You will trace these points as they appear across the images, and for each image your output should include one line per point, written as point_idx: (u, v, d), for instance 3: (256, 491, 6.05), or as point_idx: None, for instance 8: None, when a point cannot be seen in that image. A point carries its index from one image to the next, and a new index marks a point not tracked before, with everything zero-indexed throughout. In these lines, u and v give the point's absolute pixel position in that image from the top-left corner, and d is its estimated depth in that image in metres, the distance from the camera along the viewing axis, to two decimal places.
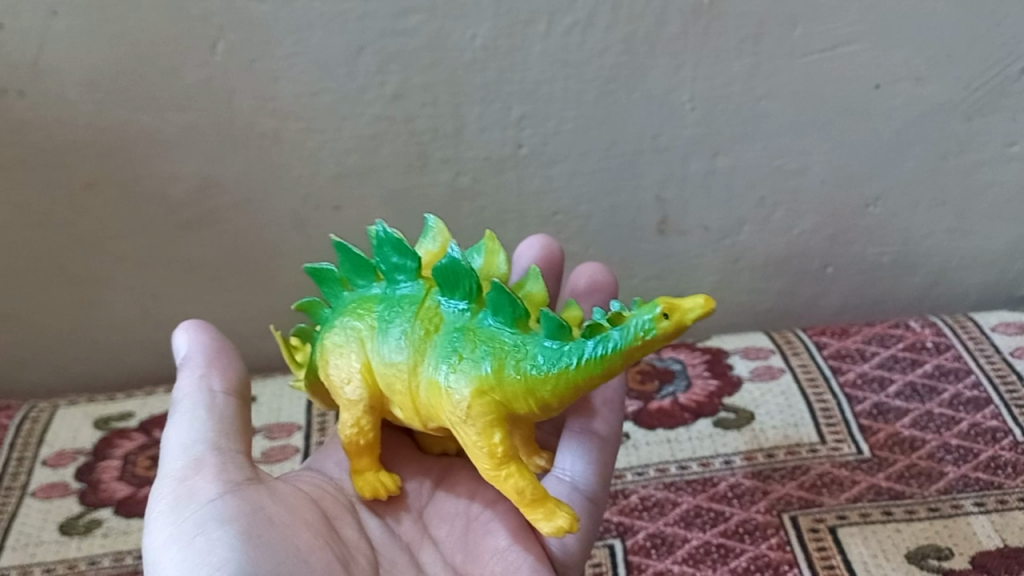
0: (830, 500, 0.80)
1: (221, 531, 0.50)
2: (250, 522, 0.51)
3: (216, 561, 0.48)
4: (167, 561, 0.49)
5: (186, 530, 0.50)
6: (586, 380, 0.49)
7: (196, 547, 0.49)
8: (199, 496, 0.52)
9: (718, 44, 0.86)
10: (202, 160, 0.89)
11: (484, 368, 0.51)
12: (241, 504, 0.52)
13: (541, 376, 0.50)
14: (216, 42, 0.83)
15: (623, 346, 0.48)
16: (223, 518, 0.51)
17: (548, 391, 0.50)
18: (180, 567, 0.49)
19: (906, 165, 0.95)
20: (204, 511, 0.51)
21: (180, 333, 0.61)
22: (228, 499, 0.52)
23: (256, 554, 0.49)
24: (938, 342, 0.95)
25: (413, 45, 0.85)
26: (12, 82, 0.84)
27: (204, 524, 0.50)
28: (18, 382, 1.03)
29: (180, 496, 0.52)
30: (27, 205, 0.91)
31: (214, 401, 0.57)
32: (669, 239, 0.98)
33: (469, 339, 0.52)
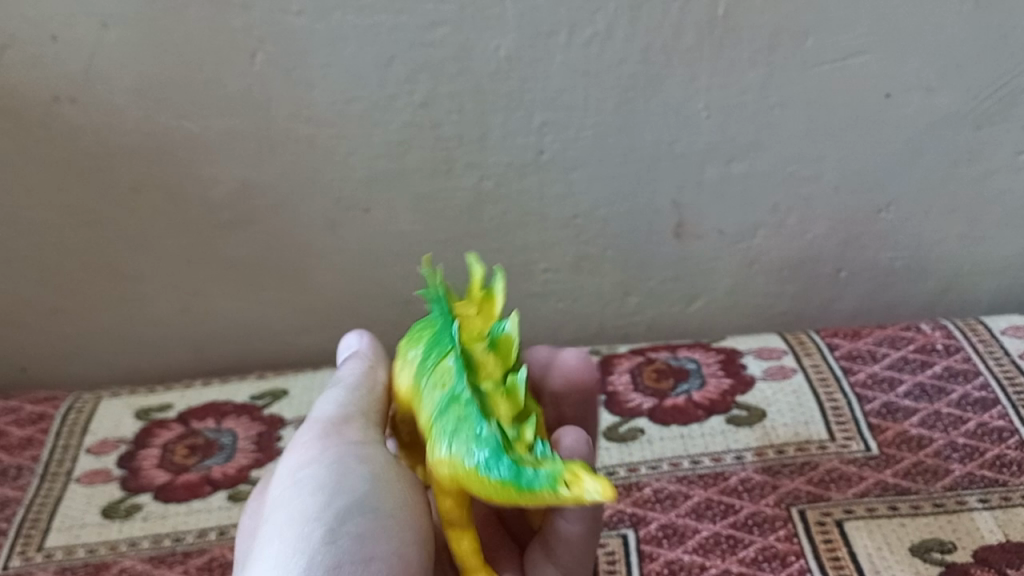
0: (837, 494, 0.82)
1: (357, 464, 0.59)
2: (383, 462, 0.60)
3: (346, 486, 0.57)
4: (309, 475, 0.59)
5: (329, 458, 0.59)
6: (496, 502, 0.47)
7: (335, 471, 0.58)
8: (348, 435, 0.61)
9: (733, 55, 0.89)
10: (241, 165, 0.94)
11: (438, 447, 0.50)
12: (381, 453, 0.61)
13: (468, 477, 0.48)
14: (255, 52, 0.88)
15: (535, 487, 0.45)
16: (363, 457, 0.60)
17: (474, 491, 0.48)
18: (316, 483, 0.58)
19: (918, 172, 0.97)
20: (347, 447, 0.60)
21: (350, 336, 0.71)
22: (367, 443, 0.61)
23: (381, 487, 0.58)
24: (948, 344, 0.98)
25: (440, 56, 0.89)
26: (64, 90, 0.89)
27: (344, 457, 0.59)
28: (64, 374, 1.08)
29: (333, 432, 0.62)
30: (76, 207, 0.97)
31: (369, 382, 0.66)
32: (686, 243, 1.01)
33: (449, 410, 0.51)
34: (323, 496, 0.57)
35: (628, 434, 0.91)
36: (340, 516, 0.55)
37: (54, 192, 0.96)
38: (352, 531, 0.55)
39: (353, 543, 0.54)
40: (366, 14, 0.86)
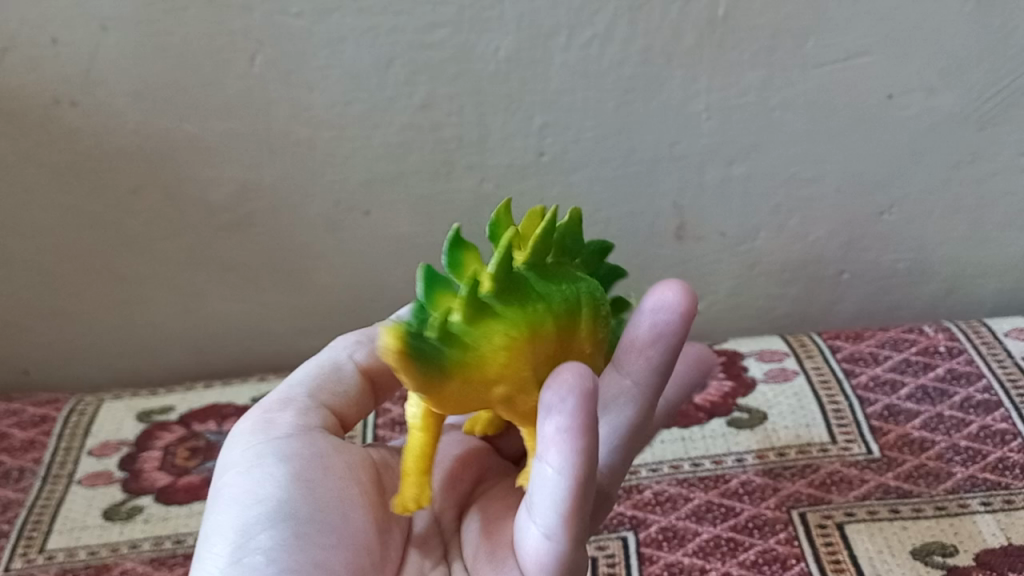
0: (838, 497, 0.82)
1: (274, 465, 0.55)
2: (305, 462, 0.56)
3: (260, 493, 0.54)
4: (228, 484, 0.56)
5: (250, 458, 0.57)
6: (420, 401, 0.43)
7: (251, 473, 0.55)
8: (274, 432, 0.58)
9: (732, 56, 0.89)
10: (241, 167, 0.94)
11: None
12: (303, 449, 0.57)
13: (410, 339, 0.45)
14: (254, 54, 0.88)
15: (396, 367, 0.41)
16: (283, 455, 0.56)
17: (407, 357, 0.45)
18: (233, 493, 0.55)
19: (920, 174, 0.97)
20: (269, 447, 0.57)
21: None
22: (291, 440, 0.57)
23: (295, 490, 0.54)
24: (951, 346, 0.97)
25: (439, 58, 0.89)
26: (65, 92, 0.90)
27: (262, 457, 0.56)
28: (67, 376, 1.08)
29: (259, 431, 0.59)
30: (77, 210, 0.97)
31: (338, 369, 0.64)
32: (687, 244, 1.01)
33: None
34: (238, 507, 0.53)
35: None
36: (252, 528, 0.52)
37: (55, 194, 0.96)
38: (264, 542, 0.51)
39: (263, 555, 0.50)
40: (365, 16, 0.86)
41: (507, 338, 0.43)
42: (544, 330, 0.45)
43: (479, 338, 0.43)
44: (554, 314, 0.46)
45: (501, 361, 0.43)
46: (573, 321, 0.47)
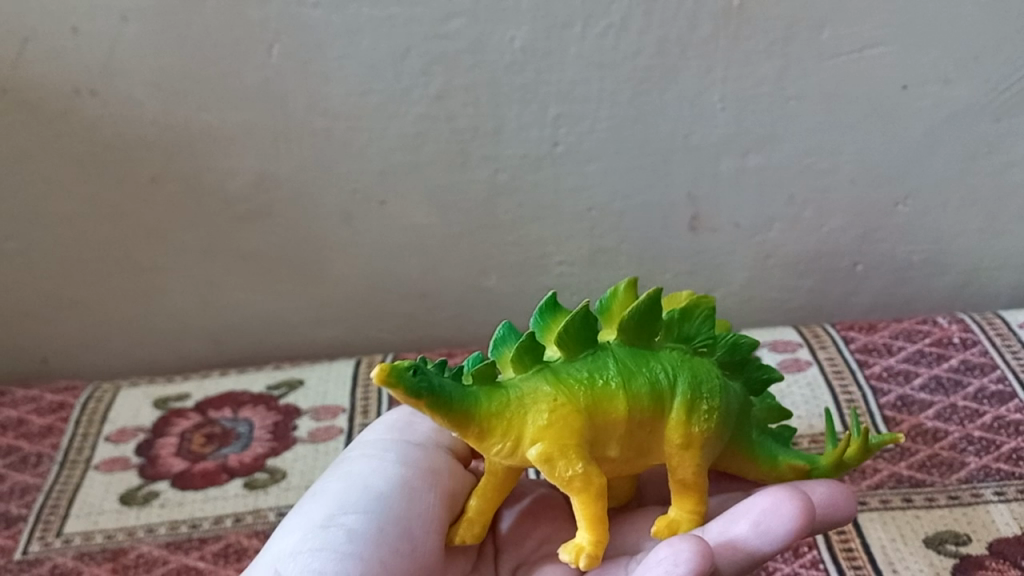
0: (851, 487, 0.82)
1: (393, 460, 0.62)
2: (420, 465, 0.61)
3: (368, 483, 0.59)
4: (348, 467, 0.62)
5: (380, 445, 0.64)
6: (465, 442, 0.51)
7: (373, 458, 0.62)
8: (402, 439, 0.64)
9: (747, 47, 0.90)
10: (259, 157, 0.95)
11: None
12: (419, 459, 0.62)
13: None
14: (272, 44, 0.89)
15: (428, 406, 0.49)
16: (406, 458, 0.62)
17: None
18: (347, 475, 0.61)
19: (935, 165, 0.97)
20: (393, 450, 0.63)
21: None
22: (417, 444, 0.64)
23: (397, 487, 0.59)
24: (964, 337, 0.97)
25: (455, 48, 0.89)
26: (84, 81, 0.91)
27: (388, 449, 0.63)
28: (84, 364, 1.10)
29: (391, 435, 0.65)
30: (96, 198, 0.98)
31: None
32: (700, 236, 1.01)
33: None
34: (346, 485, 0.59)
35: None
36: (347, 505, 0.57)
37: (75, 183, 0.97)
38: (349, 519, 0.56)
39: (344, 532, 0.55)
40: (381, 6, 0.87)
41: (552, 402, 0.50)
42: (606, 405, 0.51)
43: (529, 391, 0.51)
44: (627, 388, 0.52)
45: (540, 422, 0.50)
46: (652, 401, 0.52)
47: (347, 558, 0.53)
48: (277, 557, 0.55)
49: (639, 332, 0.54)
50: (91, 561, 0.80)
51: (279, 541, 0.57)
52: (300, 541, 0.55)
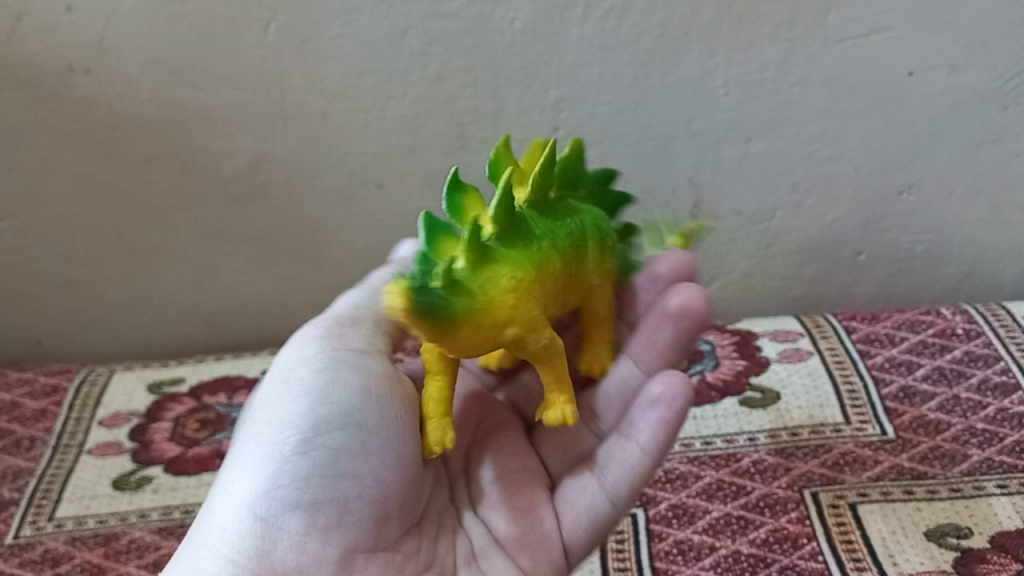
0: (851, 477, 0.80)
1: (351, 364, 0.58)
2: (377, 370, 0.59)
3: (332, 390, 0.56)
4: (298, 370, 0.58)
5: (327, 347, 0.60)
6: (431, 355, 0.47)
7: (324, 358, 0.59)
8: (347, 339, 0.60)
9: (753, 30, 0.88)
10: (255, 138, 0.94)
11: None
12: (374, 363, 0.59)
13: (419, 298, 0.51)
14: (269, 23, 0.88)
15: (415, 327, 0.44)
16: (360, 358, 0.59)
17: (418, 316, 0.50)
18: (302, 381, 0.57)
19: (942, 153, 0.95)
20: (345, 351, 0.59)
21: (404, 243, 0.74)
22: (365, 348, 0.60)
23: (367, 392, 0.56)
24: (968, 328, 0.96)
25: (455, 28, 0.88)
26: (79, 60, 0.89)
27: (341, 351, 0.59)
28: (80, 347, 1.09)
29: (334, 334, 0.61)
30: (91, 177, 0.97)
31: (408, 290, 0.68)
32: (702, 223, 1.00)
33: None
34: (308, 398, 0.56)
35: None
36: (319, 424, 0.55)
37: (69, 162, 0.96)
38: (329, 446, 0.54)
39: (330, 455, 0.54)
40: None
41: (514, 279, 0.48)
42: (550, 265, 0.51)
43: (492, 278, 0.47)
44: (557, 241, 0.53)
45: (507, 303, 0.47)
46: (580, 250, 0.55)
47: (344, 483, 0.54)
48: (256, 493, 0.55)
49: (542, 185, 0.55)
50: (82, 546, 0.79)
51: (250, 470, 0.56)
52: (287, 470, 0.54)
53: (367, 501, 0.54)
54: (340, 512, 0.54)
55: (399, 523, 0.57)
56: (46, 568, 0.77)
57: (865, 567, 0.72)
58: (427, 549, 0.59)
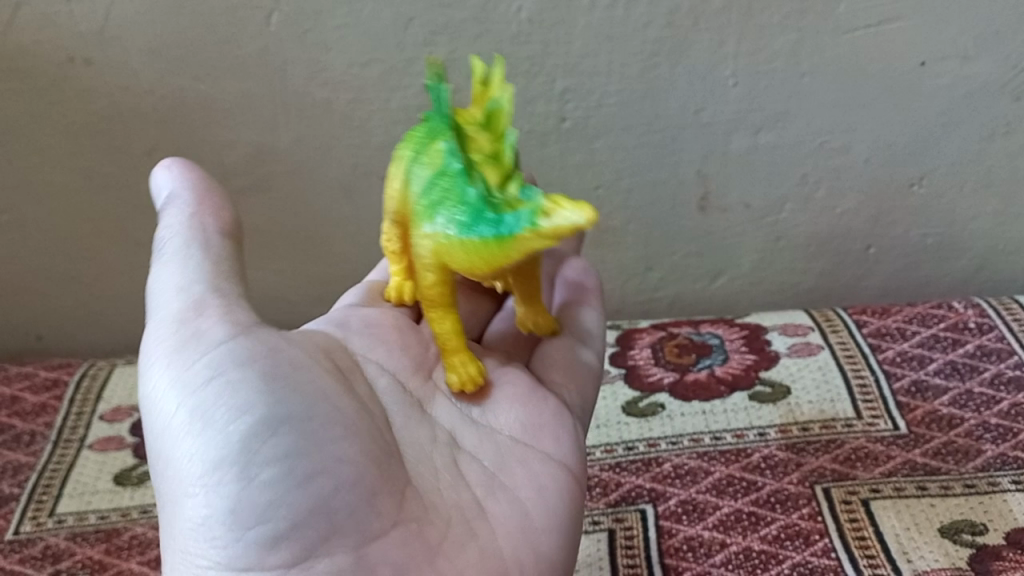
0: (863, 473, 0.79)
1: (238, 368, 0.50)
2: (269, 357, 0.51)
3: (234, 406, 0.48)
4: (180, 404, 0.49)
5: (194, 368, 0.50)
6: (485, 266, 0.50)
7: (200, 375, 0.49)
8: (204, 339, 0.51)
9: (762, 19, 0.87)
10: (257, 128, 0.93)
11: (421, 224, 0.53)
12: (266, 352, 0.51)
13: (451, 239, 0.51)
14: (271, 12, 0.86)
15: (518, 232, 0.48)
16: (237, 357, 0.50)
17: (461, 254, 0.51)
18: (196, 415, 0.48)
19: (954, 144, 0.94)
20: (214, 353, 0.50)
21: (162, 171, 0.60)
22: (237, 335, 0.51)
23: (280, 386, 0.49)
24: (981, 322, 0.95)
25: (460, 17, 0.87)
26: (79, 50, 0.88)
27: (216, 362, 0.50)
28: (81, 341, 1.08)
29: (187, 338, 0.51)
30: (91, 170, 0.96)
31: (211, 241, 0.56)
32: (710, 215, 0.99)
33: (437, 183, 0.53)
34: (216, 427, 0.48)
35: (647, 409, 0.88)
36: (248, 447, 0.47)
37: (69, 154, 0.95)
38: (272, 459, 0.47)
39: (279, 469, 0.47)
40: None
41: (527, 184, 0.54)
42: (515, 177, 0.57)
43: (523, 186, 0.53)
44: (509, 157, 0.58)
45: None
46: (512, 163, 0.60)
47: (315, 484, 0.47)
48: (225, 555, 0.46)
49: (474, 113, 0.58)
50: (83, 542, 0.78)
51: (199, 535, 0.47)
52: (249, 511, 0.46)
53: (347, 489, 0.47)
54: (329, 517, 0.47)
55: (393, 489, 0.50)
56: (47, 564, 0.76)
57: (878, 564, 0.70)
58: (433, 501, 0.52)
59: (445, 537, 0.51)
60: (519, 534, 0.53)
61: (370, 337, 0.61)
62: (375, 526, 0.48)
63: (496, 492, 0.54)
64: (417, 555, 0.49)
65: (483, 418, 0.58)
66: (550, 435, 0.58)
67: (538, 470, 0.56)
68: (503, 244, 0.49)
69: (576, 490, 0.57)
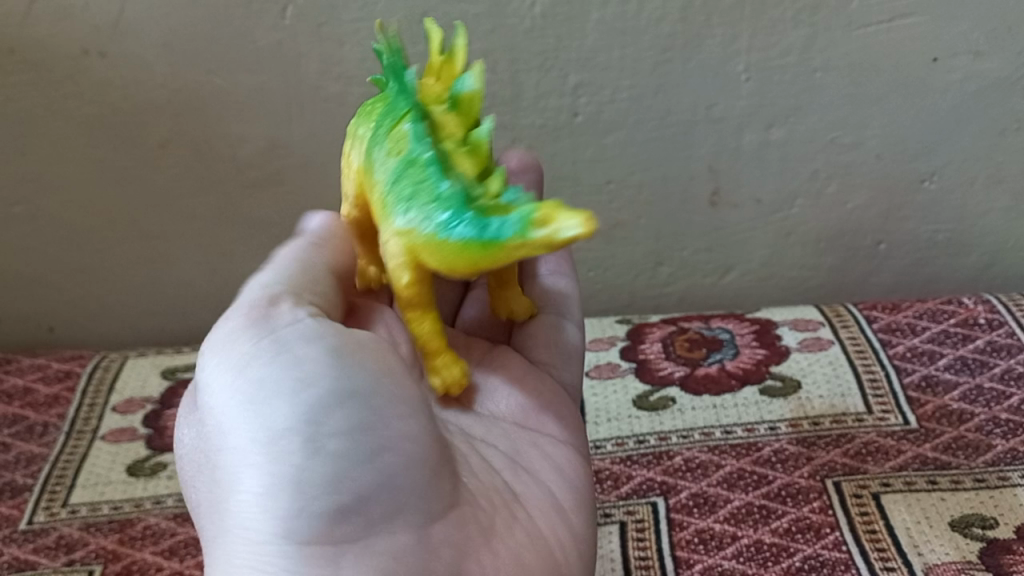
0: (874, 467, 0.79)
1: (311, 343, 0.47)
2: (342, 332, 0.48)
3: (305, 382, 0.46)
4: (246, 381, 0.46)
5: (268, 343, 0.47)
6: (467, 268, 0.44)
7: (270, 348, 0.47)
8: (277, 315, 0.48)
9: (775, 14, 0.87)
10: (270, 122, 0.93)
11: (393, 219, 0.47)
12: (340, 326, 0.49)
13: (431, 239, 0.45)
14: (286, 6, 0.87)
15: (506, 241, 0.42)
16: (313, 332, 0.48)
17: (438, 258, 0.45)
18: (260, 387, 0.46)
19: (965, 141, 0.94)
20: (287, 330, 0.47)
21: None
22: (312, 313, 0.49)
23: (356, 362, 0.47)
24: (991, 318, 0.95)
25: (473, 12, 0.87)
26: (94, 43, 0.89)
27: (288, 337, 0.47)
28: (92, 334, 1.08)
29: (259, 315, 0.48)
30: (104, 162, 0.96)
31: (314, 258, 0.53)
32: (721, 211, 0.99)
33: (403, 173, 0.48)
34: (283, 403, 0.45)
35: (658, 403, 0.89)
36: (314, 421, 0.45)
37: (82, 147, 0.95)
38: (340, 435, 0.46)
39: (347, 445, 0.46)
40: None
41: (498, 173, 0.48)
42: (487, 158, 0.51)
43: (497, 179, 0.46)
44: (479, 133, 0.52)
45: None
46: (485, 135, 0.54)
47: (382, 462, 0.46)
48: (285, 531, 0.45)
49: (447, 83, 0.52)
50: (97, 532, 0.78)
51: (255, 512, 0.45)
52: (312, 485, 0.45)
53: (411, 470, 0.47)
54: (394, 495, 0.46)
55: (447, 468, 0.50)
56: (61, 554, 0.76)
57: (889, 557, 0.70)
58: (476, 488, 0.52)
59: (493, 519, 0.51)
60: (553, 515, 0.54)
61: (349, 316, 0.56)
62: (434, 506, 0.48)
63: (521, 476, 0.55)
64: (473, 536, 0.49)
65: (485, 408, 0.58)
66: (550, 415, 0.60)
67: (550, 451, 0.57)
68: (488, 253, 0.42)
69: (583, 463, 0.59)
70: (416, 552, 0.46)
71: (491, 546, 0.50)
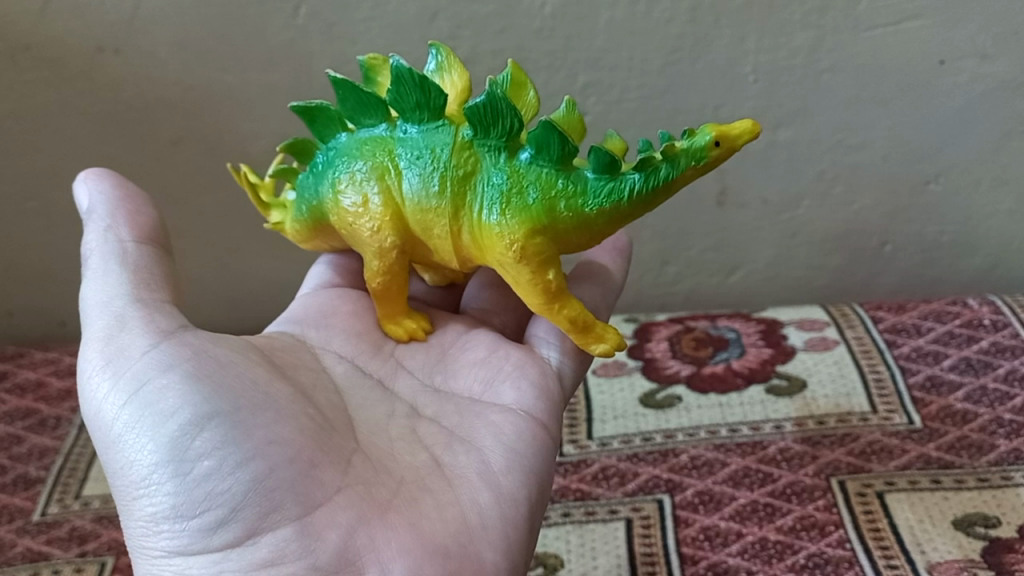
0: (878, 466, 0.80)
1: (164, 375, 0.50)
2: (195, 358, 0.51)
3: (163, 413, 0.49)
4: (113, 419, 0.50)
5: (126, 384, 0.50)
6: (629, 219, 0.52)
7: (127, 387, 0.50)
8: (132, 354, 0.51)
9: (783, 16, 0.88)
10: (281, 121, 0.94)
11: (511, 219, 0.52)
12: (195, 351, 0.51)
13: (594, 212, 0.51)
14: (298, 5, 0.88)
15: (677, 178, 0.50)
16: (164, 365, 0.50)
17: (601, 223, 0.52)
18: (127, 425, 0.49)
19: (970, 142, 0.95)
20: (140, 362, 0.50)
21: (79, 187, 0.58)
22: (161, 344, 0.51)
23: (207, 386, 0.50)
24: (995, 319, 0.95)
25: (484, 12, 0.87)
26: (109, 40, 0.90)
27: (144, 374, 0.50)
28: None
29: (112, 356, 0.51)
30: (116, 158, 0.97)
31: (125, 251, 0.54)
32: (727, 211, 1.01)
33: (513, 180, 0.52)
34: (145, 434, 0.49)
35: (664, 401, 0.89)
36: (178, 447, 0.48)
37: (95, 143, 0.96)
38: (205, 453, 0.48)
39: (209, 462, 0.48)
40: None
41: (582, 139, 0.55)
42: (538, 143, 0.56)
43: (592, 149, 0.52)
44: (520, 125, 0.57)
45: None
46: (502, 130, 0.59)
47: (247, 468, 0.48)
48: (175, 544, 0.48)
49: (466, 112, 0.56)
50: (109, 525, 0.79)
51: (150, 533, 0.49)
52: (186, 499, 0.48)
53: (279, 468, 0.48)
54: (266, 495, 0.47)
55: (335, 459, 0.50)
56: (74, 545, 0.77)
57: (892, 555, 0.71)
58: (385, 464, 0.52)
59: (393, 496, 0.50)
60: (476, 475, 0.52)
61: (329, 330, 0.63)
62: (315, 496, 0.48)
63: (455, 446, 0.54)
64: (368, 512, 0.48)
65: (445, 384, 0.60)
66: (504, 382, 0.59)
67: (495, 417, 0.56)
68: (669, 186, 0.50)
69: (542, 436, 0.56)
70: (297, 543, 0.47)
71: (384, 523, 0.48)
